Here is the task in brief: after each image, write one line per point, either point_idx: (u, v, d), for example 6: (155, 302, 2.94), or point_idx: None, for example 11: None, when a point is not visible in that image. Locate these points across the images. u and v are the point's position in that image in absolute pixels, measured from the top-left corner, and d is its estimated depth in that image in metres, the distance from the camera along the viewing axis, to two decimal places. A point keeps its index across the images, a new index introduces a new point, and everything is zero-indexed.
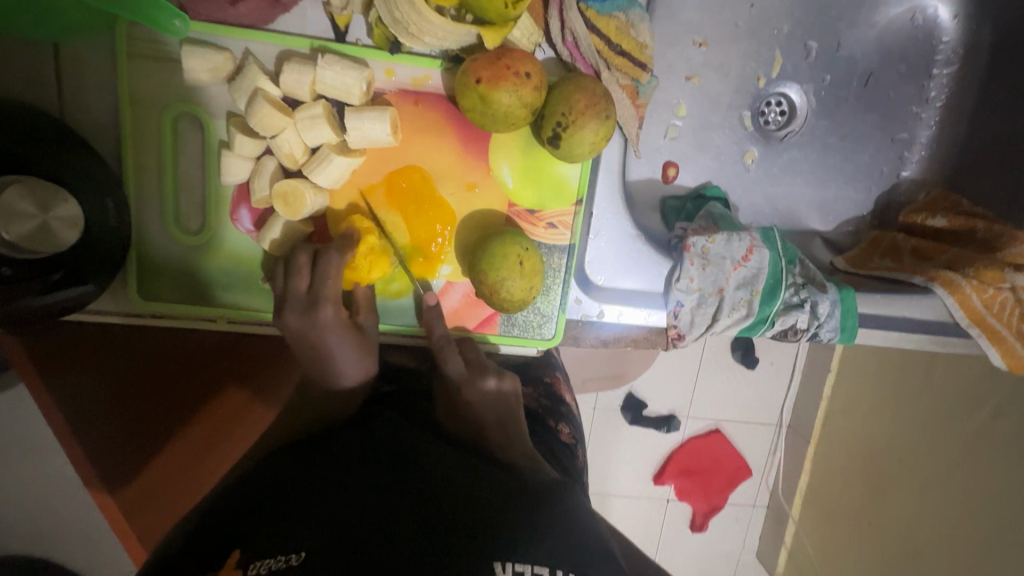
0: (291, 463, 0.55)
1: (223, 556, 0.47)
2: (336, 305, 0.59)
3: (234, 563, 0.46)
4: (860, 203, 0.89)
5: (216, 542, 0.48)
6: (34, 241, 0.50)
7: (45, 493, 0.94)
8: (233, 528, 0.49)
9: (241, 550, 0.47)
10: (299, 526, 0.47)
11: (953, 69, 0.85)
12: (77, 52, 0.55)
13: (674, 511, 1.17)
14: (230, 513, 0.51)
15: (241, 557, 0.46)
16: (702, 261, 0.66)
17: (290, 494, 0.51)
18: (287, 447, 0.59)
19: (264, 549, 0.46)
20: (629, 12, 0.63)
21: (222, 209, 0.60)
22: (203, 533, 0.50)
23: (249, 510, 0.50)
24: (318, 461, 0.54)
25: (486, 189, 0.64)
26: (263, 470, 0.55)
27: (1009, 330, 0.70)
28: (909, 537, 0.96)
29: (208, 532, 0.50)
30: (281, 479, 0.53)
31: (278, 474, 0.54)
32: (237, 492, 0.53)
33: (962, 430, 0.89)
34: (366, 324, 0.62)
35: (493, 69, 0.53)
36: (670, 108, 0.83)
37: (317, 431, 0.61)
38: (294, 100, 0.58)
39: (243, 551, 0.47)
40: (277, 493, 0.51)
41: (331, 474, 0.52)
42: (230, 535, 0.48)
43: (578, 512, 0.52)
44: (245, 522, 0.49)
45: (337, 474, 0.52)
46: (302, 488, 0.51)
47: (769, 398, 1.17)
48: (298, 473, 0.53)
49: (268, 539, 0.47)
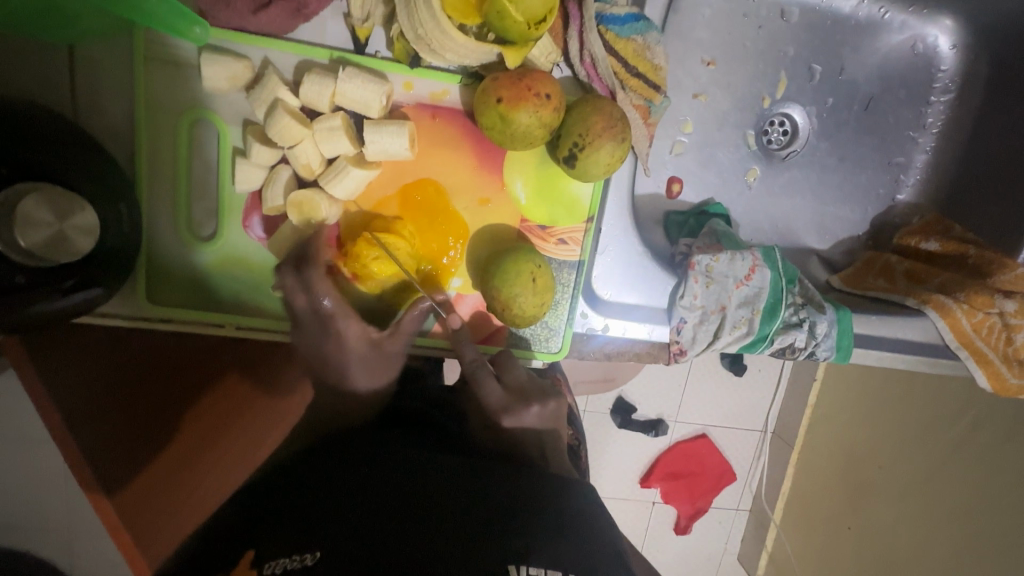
0: (302, 472, 0.56)
1: (238, 554, 0.48)
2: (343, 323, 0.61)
3: (248, 564, 0.46)
4: (856, 223, 0.92)
5: (231, 551, 0.49)
6: (51, 250, 0.51)
7: (30, 486, 0.93)
8: (247, 535, 0.50)
9: (255, 550, 0.47)
10: (311, 529, 0.47)
11: (950, 97, 0.88)
12: (91, 53, 0.54)
13: (659, 513, 1.19)
14: (250, 520, 0.52)
15: (255, 557, 0.47)
16: (706, 279, 0.68)
17: (303, 498, 0.51)
18: (300, 457, 0.60)
19: (280, 550, 0.46)
20: (647, 35, 0.64)
21: (234, 216, 0.60)
22: (220, 540, 0.52)
23: (263, 520, 0.51)
24: (330, 466, 0.55)
25: (499, 204, 0.65)
26: (277, 482, 0.56)
27: (995, 352, 0.72)
28: (885, 543, 0.99)
29: (225, 545, 0.51)
30: (292, 488, 0.53)
31: (289, 485, 0.54)
32: (252, 507, 0.54)
33: (941, 444, 0.92)
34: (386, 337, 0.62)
35: (514, 90, 0.54)
36: (676, 124, 0.85)
37: (324, 439, 0.62)
38: (311, 110, 0.58)
39: (257, 552, 0.47)
40: (290, 500, 0.52)
41: (343, 477, 0.53)
42: (246, 540, 0.49)
43: (581, 518, 0.53)
44: (261, 527, 0.50)
45: (347, 478, 0.52)
46: (314, 492, 0.51)
47: (757, 406, 1.19)
48: (309, 480, 0.54)
49: (283, 541, 0.47)
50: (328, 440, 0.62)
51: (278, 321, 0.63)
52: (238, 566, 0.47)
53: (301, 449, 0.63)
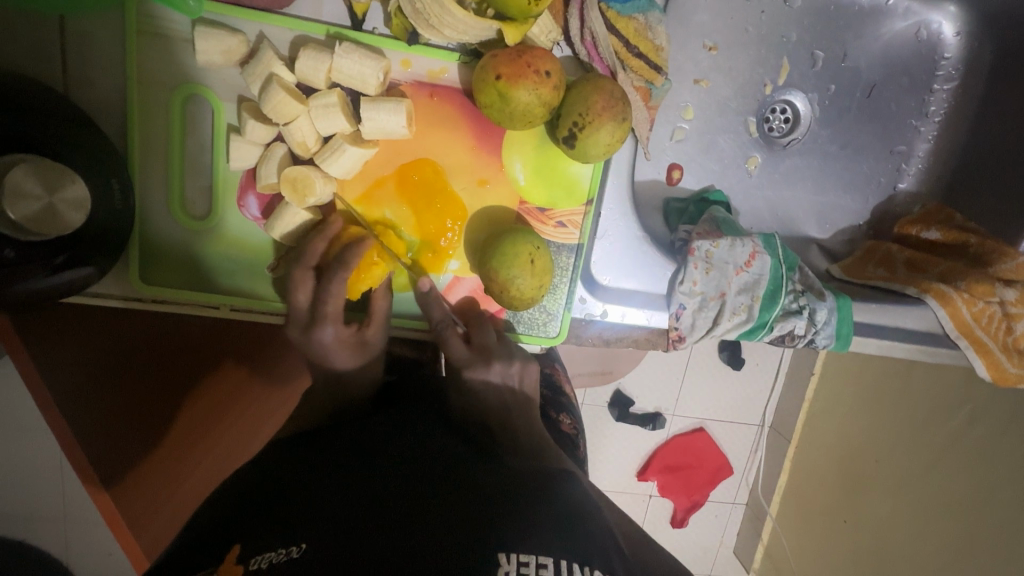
0: (294, 462, 0.54)
1: (222, 551, 0.45)
2: (337, 324, 0.61)
3: (233, 559, 0.44)
4: (856, 213, 0.91)
5: (213, 544, 0.47)
6: (41, 223, 0.50)
7: (24, 473, 0.92)
8: (229, 530, 0.47)
9: (240, 545, 0.45)
10: (298, 520, 0.46)
11: (953, 85, 0.87)
12: (83, 26, 0.54)
13: (656, 506, 1.19)
14: (234, 514, 0.49)
15: (240, 552, 0.44)
16: (706, 265, 0.67)
17: (292, 488, 0.50)
18: (287, 446, 0.58)
19: (263, 545, 0.44)
20: (648, 14, 0.64)
21: (229, 195, 0.60)
22: (205, 533, 0.49)
23: (249, 512, 0.49)
24: (321, 459, 0.54)
25: (498, 185, 0.64)
26: (267, 470, 0.54)
27: (995, 342, 0.72)
28: (881, 535, 0.99)
29: (205, 536, 0.48)
30: (283, 479, 0.52)
31: (280, 473, 0.53)
32: (240, 496, 0.52)
33: (938, 436, 0.92)
34: (372, 337, 0.62)
35: (513, 66, 0.53)
36: (677, 110, 0.84)
37: (318, 429, 0.61)
38: (307, 87, 0.58)
39: (243, 546, 0.45)
40: (281, 490, 0.50)
41: (334, 470, 0.52)
42: (227, 535, 0.47)
43: (577, 505, 0.52)
44: (244, 522, 0.47)
45: (337, 473, 0.51)
46: (302, 487, 0.50)
47: (754, 397, 1.19)
48: (298, 475, 0.52)
49: (270, 533, 0.45)
50: (318, 431, 0.60)
51: (271, 301, 0.62)
52: (224, 561, 0.44)
53: (286, 438, 0.60)
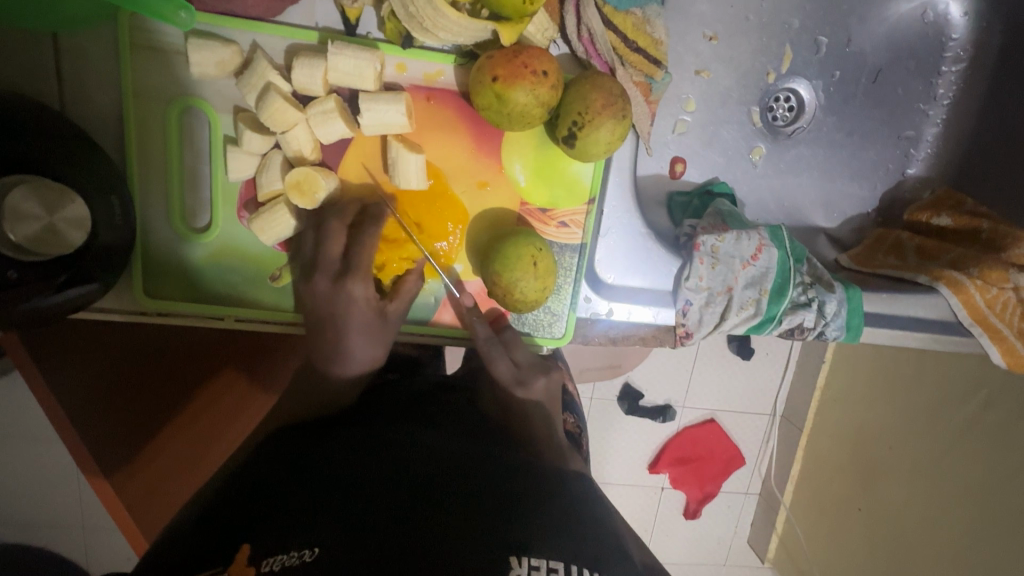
0: (296, 457, 0.52)
1: (233, 551, 0.43)
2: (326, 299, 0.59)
3: (244, 560, 0.42)
4: (864, 199, 0.90)
5: (220, 545, 0.44)
6: (43, 244, 0.51)
7: (36, 487, 0.92)
8: (239, 525, 0.45)
9: (250, 546, 0.43)
10: (304, 519, 0.44)
11: (961, 67, 0.85)
12: (77, 43, 0.54)
13: (668, 499, 1.18)
14: (235, 514, 0.47)
15: (252, 554, 0.42)
16: (712, 259, 0.66)
17: (295, 488, 0.48)
18: (288, 439, 0.56)
19: (275, 546, 0.42)
20: (646, 8, 0.64)
21: (229, 206, 0.60)
22: (208, 531, 0.46)
23: (255, 510, 0.46)
24: (323, 453, 0.52)
25: (498, 187, 0.63)
26: (267, 468, 0.51)
27: (1010, 329, 0.70)
28: (900, 524, 0.98)
29: (214, 532, 0.46)
30: (286, 474, 0.50)
31: (280, 469, 0.51)
32: (240, 490, 0.50)
33: (952, 422, 0.91)
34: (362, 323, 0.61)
35: (510, 68, 0.52)
36: (679, 102, 0.82)
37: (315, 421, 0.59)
38: (304, 96, 0.58)
39: (253, 547, 0.43)
40: (282, 488, 0.48)
41: (336, 465, 0.50)
42: (240, 533, 0.44)
43: (582, 506, 0.51)
44: (253, 520, 0.45)
45: (337, 468, 0.49)
46: (305, 483, 0.48)
47: (763, 387, 1.17)
48: (298, 471, 0.50)
49: (279, 534, 0.43)
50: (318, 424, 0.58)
51: (277, 311, 0.62)
52: (234, 562, 0.42)
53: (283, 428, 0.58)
